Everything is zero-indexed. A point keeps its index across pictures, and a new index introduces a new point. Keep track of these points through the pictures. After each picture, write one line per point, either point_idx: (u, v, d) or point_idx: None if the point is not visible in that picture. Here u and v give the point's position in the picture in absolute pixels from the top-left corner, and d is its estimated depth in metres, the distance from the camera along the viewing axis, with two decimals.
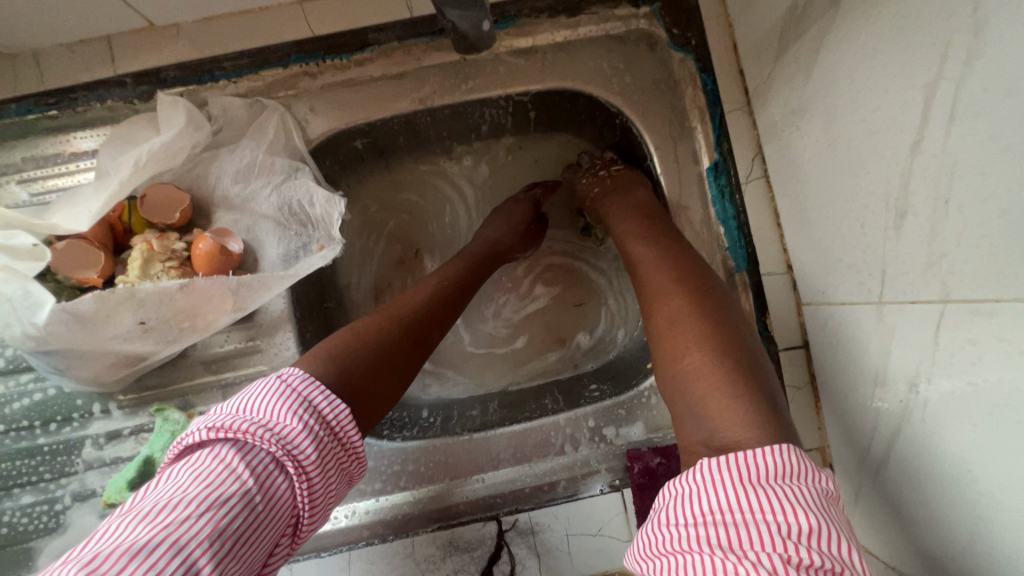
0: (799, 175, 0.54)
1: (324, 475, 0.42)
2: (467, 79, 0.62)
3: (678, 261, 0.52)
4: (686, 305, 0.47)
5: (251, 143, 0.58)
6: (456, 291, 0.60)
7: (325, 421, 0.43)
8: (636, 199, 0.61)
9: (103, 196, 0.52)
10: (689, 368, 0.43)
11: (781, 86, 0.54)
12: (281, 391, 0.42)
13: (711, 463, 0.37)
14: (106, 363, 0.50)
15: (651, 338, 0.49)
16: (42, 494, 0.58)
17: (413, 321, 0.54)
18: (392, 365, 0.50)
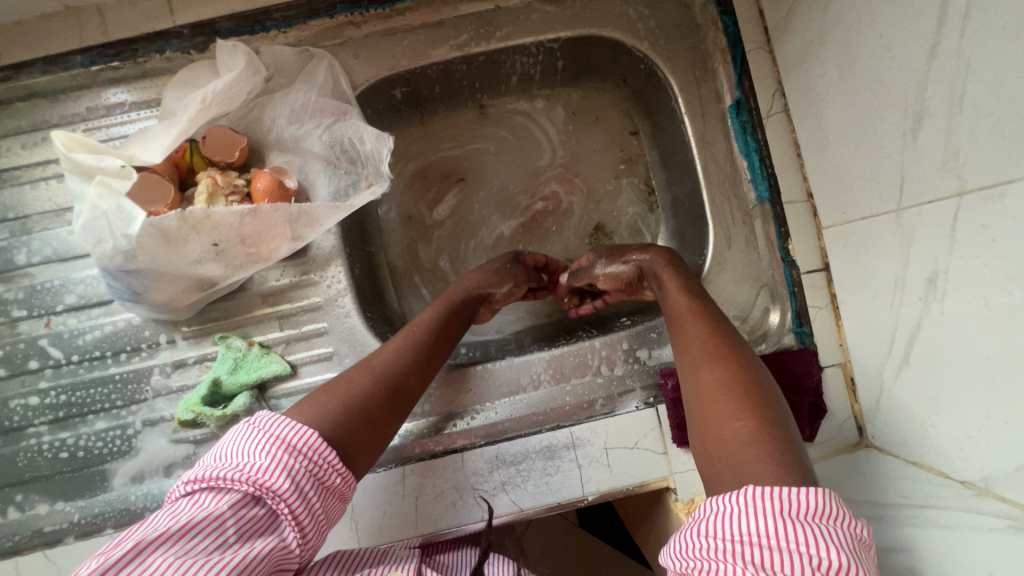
0: (818, 101, 0.57)
1: (301, 497, 0.42)
2: (500, 27, 0.66)
3: (721, 330, 0.52)
4: (733, 371, 0.47)
5: (303, 87, 0.62)
6: (437, 335, 0.58)
7: (294, 451, 0.42)
8: (670, 263, 0.62)
9: (174, 132, 0.55)
10: (727, 434, 0.43)
11: (801, 19, 0.57)
12: (253, 431, 0.43)
13: (757, 493, 0.37)
14: (181, 286, 0.55)
15: (691, 401, 0.48)
16: (114, 420, 0.62)
17: (386, 373, 0.52)
18: (360, 414, 0.48)
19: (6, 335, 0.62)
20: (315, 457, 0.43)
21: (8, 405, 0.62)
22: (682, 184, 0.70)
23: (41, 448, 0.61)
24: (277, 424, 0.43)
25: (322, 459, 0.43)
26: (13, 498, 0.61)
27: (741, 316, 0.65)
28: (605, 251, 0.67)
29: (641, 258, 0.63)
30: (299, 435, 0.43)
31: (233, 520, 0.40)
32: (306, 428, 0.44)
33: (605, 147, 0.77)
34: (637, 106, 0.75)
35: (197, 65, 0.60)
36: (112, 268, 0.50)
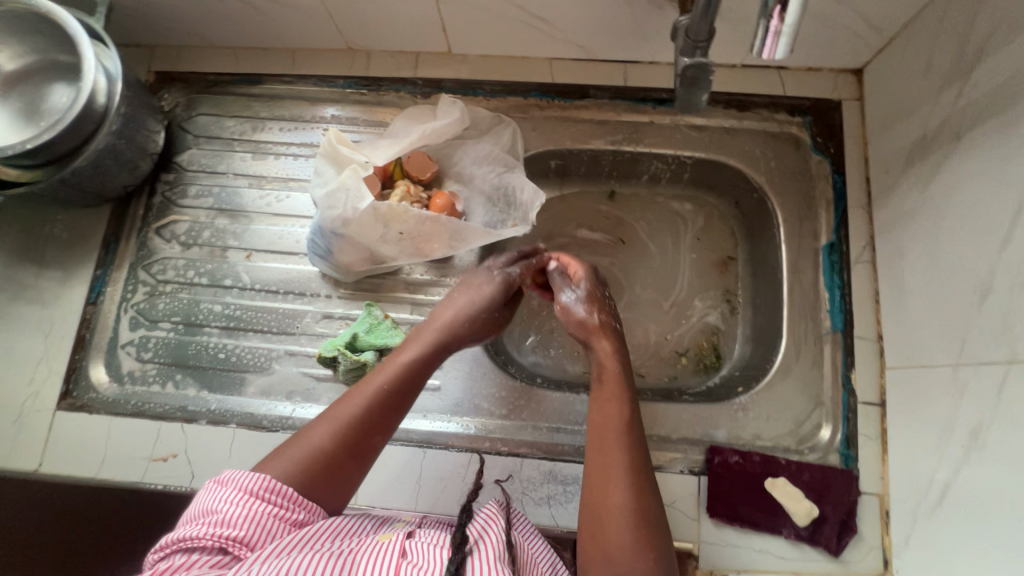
0: (903, 261, 0.68)
1: (263, 532, 0.48)
2: (648, 136, 0.82)
3: (638, 453, 0.56)
4: (634, 508, 0.53)
5: (490, 140, 0.81)
6: (403, 386, 0.60)
7: (252, 497, 0.50)
8: (620, 345, 0.66)
9: (397, 146, 0.75)
10: (618, 550, 0.50)
11: (899, 194, 0.69)
12: (215, 488, 0.51)
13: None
14: (361, 255, 0.73)
15: (592, 514, 0.54)
16: (266, 342, 0.78)
17: (346, 429, 0.56)
18: (320, 468, 0.54)
19: (217, 255, 0.81)
20: (270, 496, 0.50)
21: (198, 306, 0.80)
22: (766, 297, 0.80)
23: (207, 345, 0.78)
24: (244, 479, 0.51)
25: (285, 498, 0.51)
26: (174, 376, 0.77)
27: (793, 424, 0.71)
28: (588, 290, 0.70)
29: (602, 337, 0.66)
30: (263, 484, 0.51)
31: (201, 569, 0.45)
32: (264, 475, 0.52)
33: (705, 248, 0.87)
34: (741, 225, 0.87)
35: (422, 105, 0.81)
36: (329, 228, 0.70)
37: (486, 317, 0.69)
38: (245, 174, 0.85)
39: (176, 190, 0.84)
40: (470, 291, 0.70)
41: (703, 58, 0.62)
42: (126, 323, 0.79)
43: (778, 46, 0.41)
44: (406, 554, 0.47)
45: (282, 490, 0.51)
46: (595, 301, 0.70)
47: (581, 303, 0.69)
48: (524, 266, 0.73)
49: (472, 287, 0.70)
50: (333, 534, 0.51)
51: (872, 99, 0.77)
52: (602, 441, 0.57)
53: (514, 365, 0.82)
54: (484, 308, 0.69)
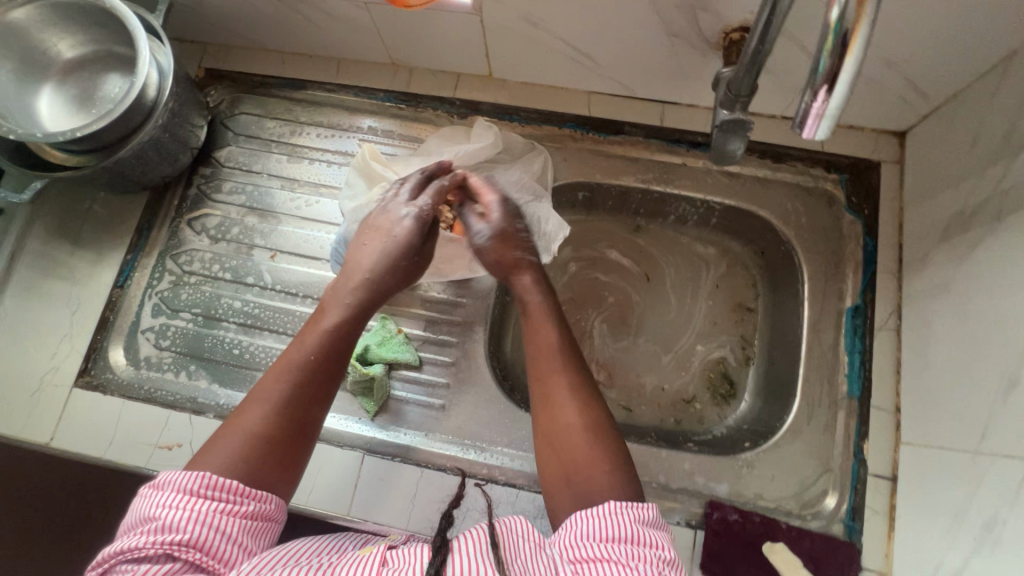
0: (930, 335, 0.66)
1: (211, 528, 0.45)
2: (678, 178, 0.82)
3: (574, 371, 0.62)
4: (582, 416, 0.59)
5: (520, 167, 0.81)
6: (336, 353, 0.58)
7: (192, 496, 0.46)
8: (540, 276, 0.68)
9: (427, 166, 0.76)
10: (582, 459, 0.57)
11: (932, 265, 0.68)
12: (151, 492, 0.47)
13: (615, 505, 0.51)
14: None
15: (549, 437, 0.59)
16: (280, 343, 0.79)
17: (282, 402, 0.54)
18: (264, 454, 0.51)
19: (242, 253, 0.83)
20: (210, 490, 0.47)
21: (219, 299, 0.81)
22: (783, 353, 0.79)
23: (224, 339, 0.79)
24: (179, 478, 0.47)
25: (229, 493, 0.48)
26: (188, 366, 0.78)
27: (798, 487, 0.70)
28: (506, 224, 0.67)
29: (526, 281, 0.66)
30: (200, 482, 0.47)
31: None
32: (197, 473, 0.47)
33: (725, 295, 0.86)
34: (764, 275, 0.85)
35: (457, 127, 0.82)
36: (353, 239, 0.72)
37: (410, 271, 0.65)
38: (279, 175, 0.87)
39: (211, 185, 0.87)
40: (388, 241, 0.63)
41: (742, 112, 0.61)
42: (148, 309, 0.81)
43: (819, 130, 0.39)
44: (387, 562, 0.46)
45: (223, 484, 0.48)
46: (513, 232, 0.68)
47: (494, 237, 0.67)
48: (431, 195, 0.66)
49: (383, 231, 0.64)
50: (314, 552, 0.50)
51: (912, 165, 0.76)
52: (539, 376, 0.62)
53: (521, 393, 0.81)
54: (408, 262, 0.64)
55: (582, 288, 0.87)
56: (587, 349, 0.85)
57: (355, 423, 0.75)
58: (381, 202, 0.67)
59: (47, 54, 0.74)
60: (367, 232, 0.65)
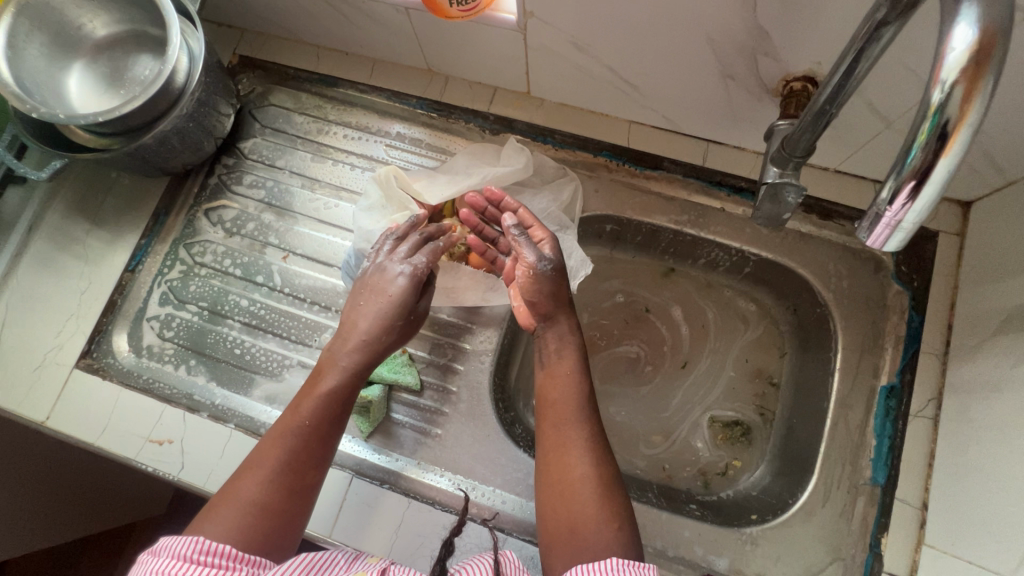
0: (973, 433, 0.61)
1: None
2: (714, 223, 0.77)
3: (588, 426, 0.58)
4: (591, 475, 0.55)
5: (549, 193, 0.77)
6: (333, 418, 0.58)
7: (186, 558, 0.45)
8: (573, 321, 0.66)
9: (454, 187, 0.74)
10: (588, 521, 0.53)
11: (984, 358, 0.62)
12: (151, 557, 0.46)
13: (611, 561, 0.48)
14: None
15: (553, 490, 0.56)
16: (282, 347, 0.77)
17: (278, 468, 0.54)
18: (260, 522, 0.51)
19: (255, 250, 0.82)
20: (207, 555, 0.46)
21: (227, 296, 0.80)
22: (804, 423, 0.74)
23: (227, 337, 0.78)
24: (177, 545, 0.46)
25: (225, 558, 0.47)
26: (189, 360, 0.77)
27: (804, 573, 0.65)
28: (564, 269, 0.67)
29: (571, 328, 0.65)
30: (196, 547, 0.46)
31: None
32: (194, 538, 0.47)
33: (749, 351, 0.81)
34: (794, 335, 0.80)
35: (487, 144, 0.78)
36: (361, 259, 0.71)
37: (402, 330, 0.65)
38: (300, 174, 0.84)
39: (232, 176, 0.85)
40: (378, 300, 0.63)
41: (793, 172, 0.56)
42: (156, 297, 0.81)
43: (890, 239, 0.34)
44: None
45: (219, 550, 0.47)
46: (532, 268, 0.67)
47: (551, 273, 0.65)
48: (427, 253, 0.66)
49: (380, 292, 0.64)
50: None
51: (973, 240, 0.70)
52: (551, 424, 0.59)
53: (521, 430, 0.77)
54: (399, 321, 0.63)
55: (597, 324, 0.84)
56: (596, 390, 0.81)
57: (349, 441, 0.73)
58: (376, 261, 0.66)
59: (78, 31, 0.73)
60: (363, 290, 0.64)
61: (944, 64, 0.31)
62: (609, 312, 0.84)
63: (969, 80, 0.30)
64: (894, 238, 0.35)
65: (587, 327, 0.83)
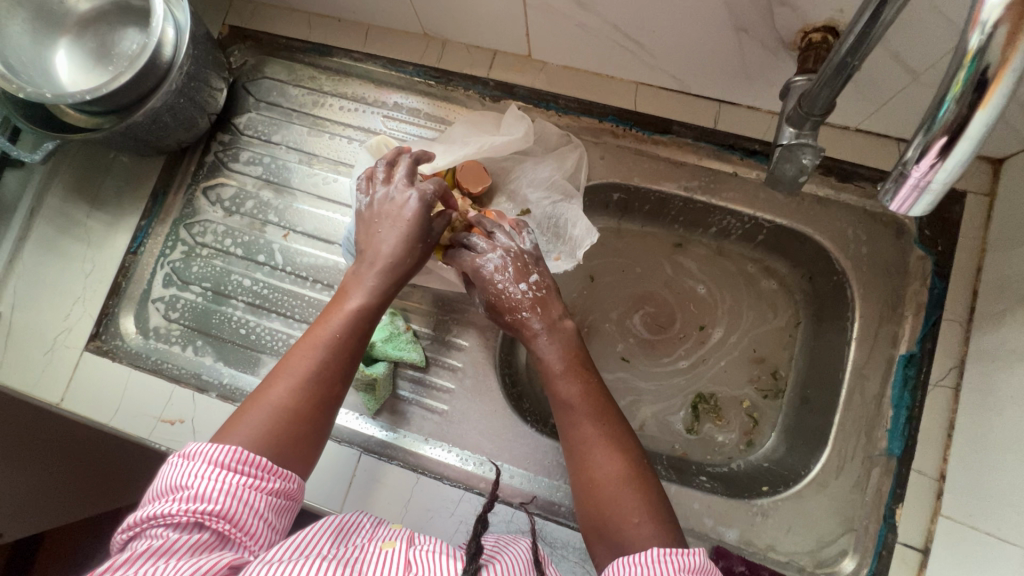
0: (994, 403, 0.58)
1: (236, 499, 0.45)
2: (727, 189, 0.74)
3: (608, 420, 0.57)
4: (617, 470, 0.54)
5: (552, 162, 0.75)
6: (357, 335, 0.57)
7: (219, 466, 0.46)
8: (557, 322, 0.63)
9: (450, 157, 0.71)
10: (627, 515, 0.51)
11: (1009, 324, 0.59)
12: (183, 461, 0.47)
13: (658, 552, 0.46)
14: None
15: (579, 487, 0.55)
16: (286, 326, 0.77)
17: (306, 376, 0.53)
18: (289, 433, 0.51)
19: (256, 229, 0.80)
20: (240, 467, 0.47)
21: (229, 276, 0.79)
22: (818, 394, 0.72)
23: (231, 317, 0.78)
24: (211, 451, 0.47)
25: (258, 469, 0.47)
26: (196, 341, 0.77)
27: (815, 544, 0.64)
28: (511, 259, 0.63)
29: (546, 330, 0.62)
30: (233, 456, 0.47)
31: (180, 544, 0.42)
32: (228, 446, 0.47)
33: (762, 322, 0.79)
34: (809, 304, 0.77)
35: (488, 113, 0.76)
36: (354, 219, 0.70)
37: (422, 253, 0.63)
38: (298, 149, 0.82)
39: (229, 153, 0.83)
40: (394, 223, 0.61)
41: (810, 133, 0.52)
42: (160, 278, 0.80)
43: (916, 202, 0.32)
44: (410, 565, 0.42)
45: (254, 460, 0.47)
46: (506, 291, 0.63)
47: (486, 300, 0.65)
48: (434, 182, 0.63)
49: (393, 219, 0.61)
50: (333, 535, 0.47)
51: (1004, 201, 0.65)
52: (567, 427, 0.58)
53: (527, 404, 0.77)
54: (414, 244, 0.61)
55: (606, 295, 0.82)
56: (604, 363, 0.79)
57: (356, 417, 0.73)
58: (376, 193, 0.63)
59: (61, 5, 0.71)
60: (376, 220, 0.62)
61: (986, 3, 0.27)
62: (617, 282, 0.82)
63: (1015, 18, 0.27)
64: (921, 201, 0.33)
65: (594, 298, 0.81)
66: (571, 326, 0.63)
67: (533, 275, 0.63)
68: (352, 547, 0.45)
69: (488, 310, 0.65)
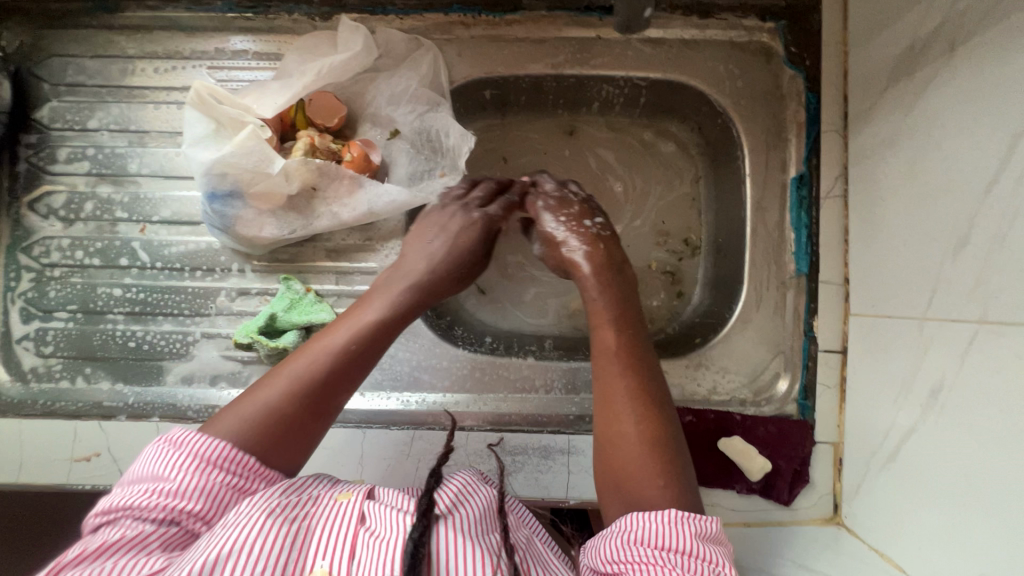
0: (876, 196, 0.61)
1: (220, 500, 0.44)
2: (596, 55, 0.70)
3: (643, 377, 0.54)
4: (640, 431, 0.51)
5: (407, 72, 0.69)
6: (368, 350, 0.53)
7: (205, 459, 0.45)
8: (614, 274, 0.60)
9: (287, 93, 0.63)
10: (641, 480, 0.49)
11: (878, 118, 0.61)
12: (168, 449, 0.45)
13: (676, 514, 0.45)
14: (260, 216, 0.64)
15: (597, 438, 0.53)
16: (179, 325, 0.70)
17: (306, 382, 0.50)
18: (277, 435, 0.48)
19: (106, 231, 0.71)
20: (230, 464, 0.45)
21: (96, 290, 0.71)
22: (728, 239, 0.73)
23: (114, 333, 0.70)
24: (199, 442, 0.45)
25: (244, 469, 0.46)
26: (84, 370, 0.70)
27: (751, 375, 0.68)
28: (573, 206, 0.64)
29: (590, 275, 0.60)
30: (220, 452, 0.45)
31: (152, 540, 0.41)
32: (217, 439, 0.46)
33: (664, 185, 0.79)
34: (703, 154, 0.77)
35: (320, 35, 0.67)
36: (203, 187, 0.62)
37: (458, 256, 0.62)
38: (123, 130, 0.71)
39: (44, 155, 0.72)
40: (446, 225, 0.63)
41: None
42: (16, 315, 0.71)
43: None
44: (364, 518, 0.45)
45: (236, 458, 0.45)
46: (563, 226, 0.63)
47: (543, 248, 0.65)
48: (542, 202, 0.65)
49: (435, 223, 0.63)
50: (284, 487, 0.46)
51: None
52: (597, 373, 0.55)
53: (456, 330, 0.75)
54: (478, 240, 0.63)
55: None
56: None
57: None
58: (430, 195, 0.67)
59: None
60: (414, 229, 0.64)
61: None
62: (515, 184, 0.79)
63: None
64: None
65: None
66: (631, 278, 0.62)
67: (596, 217, 0.64)
68: (308, 496, 0.46)
69: (552, 268, 0.65)
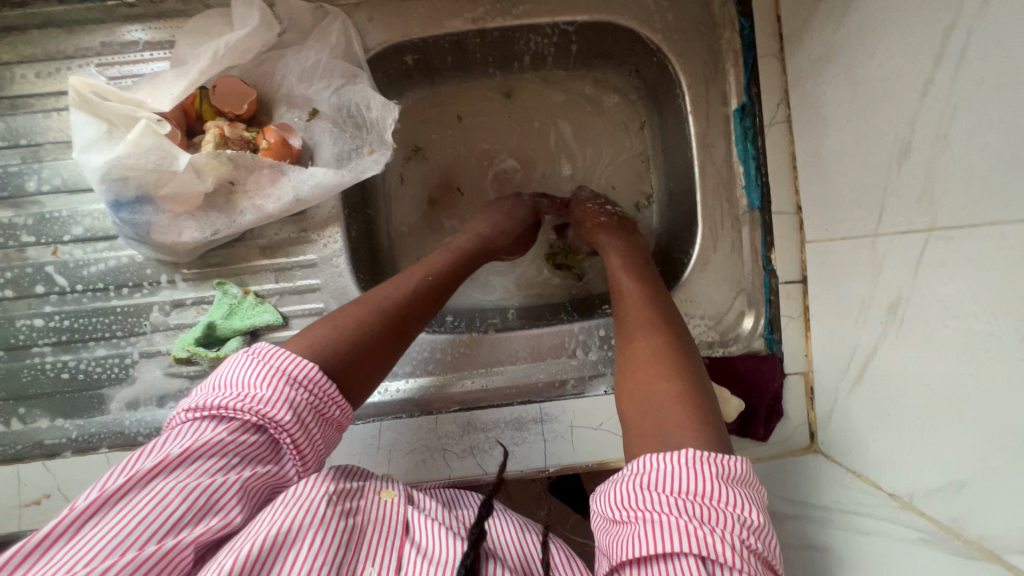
0: (819, 118, 0.59)
1: (305, 430, 0.43)
2: (518, 3, 0.65)
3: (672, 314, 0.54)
4: (674, 350, 0.49)
5: (316, 45, 0.64)
6: (433, 298, 0.56)
7: (291, 379, 0.42)
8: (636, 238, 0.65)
9: (185, 80, 0.58)
10: (668, 393, 0.44)
11: (812, 35, 0.59)
12: (261, 360, 0.43)
13: (693, 453, 0.38)
14: (178, 218, 0.59)
15: (631, 353, 0.50)
16: (114, 348, 0.66)
17: (383, 312, 0.51)
18: (356, 356, 0.47)
19: (15, 259, 0.65)
20: (315, 389, 0.43)
21: (15, 323, 0.65)
22: (679, 181, 0.72)
23: (44, 367, 0.65)
24: (277, 359, 0.43)
25: (317, 401, 0.44)
26: (17, 410, 0.65)
27: (716, 317, 0.67)
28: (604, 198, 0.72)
29: (614, 233, 0.65)
30: (305, 370, 0.43)
31: (234, 448, 0.40)
32: (304, 359, 0.44)
33: (612, 137, 0.78)
34: (644, 98, 0.74)
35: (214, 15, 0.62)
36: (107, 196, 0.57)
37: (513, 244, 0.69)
38: (13, 146, 0.65)
39: None
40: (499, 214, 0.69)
41: None
42: None
43: None
44: (410, 529, 0.42)
45: (320, 376, 0.44)
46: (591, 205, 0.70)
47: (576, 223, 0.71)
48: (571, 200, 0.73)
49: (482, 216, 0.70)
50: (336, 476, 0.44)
51: None
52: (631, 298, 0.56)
53: None
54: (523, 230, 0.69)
55: (455, 173, 0.78)
56: None
57: None
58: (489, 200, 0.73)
59: None
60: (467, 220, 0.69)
61: None
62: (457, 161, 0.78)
63: None
64: None
65: None
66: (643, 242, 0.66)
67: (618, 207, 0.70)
68: (353, 492, 0.44)
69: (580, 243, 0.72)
